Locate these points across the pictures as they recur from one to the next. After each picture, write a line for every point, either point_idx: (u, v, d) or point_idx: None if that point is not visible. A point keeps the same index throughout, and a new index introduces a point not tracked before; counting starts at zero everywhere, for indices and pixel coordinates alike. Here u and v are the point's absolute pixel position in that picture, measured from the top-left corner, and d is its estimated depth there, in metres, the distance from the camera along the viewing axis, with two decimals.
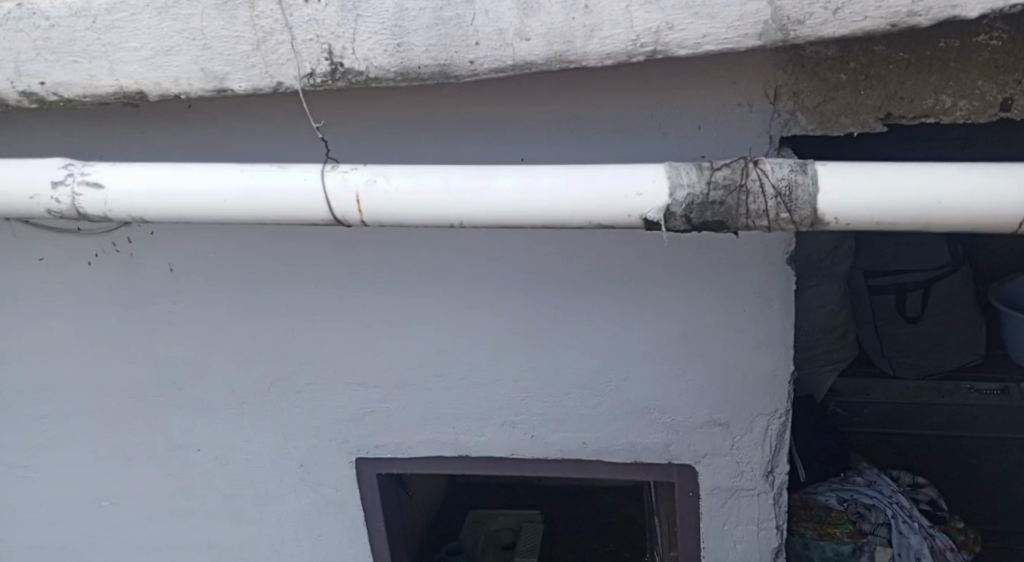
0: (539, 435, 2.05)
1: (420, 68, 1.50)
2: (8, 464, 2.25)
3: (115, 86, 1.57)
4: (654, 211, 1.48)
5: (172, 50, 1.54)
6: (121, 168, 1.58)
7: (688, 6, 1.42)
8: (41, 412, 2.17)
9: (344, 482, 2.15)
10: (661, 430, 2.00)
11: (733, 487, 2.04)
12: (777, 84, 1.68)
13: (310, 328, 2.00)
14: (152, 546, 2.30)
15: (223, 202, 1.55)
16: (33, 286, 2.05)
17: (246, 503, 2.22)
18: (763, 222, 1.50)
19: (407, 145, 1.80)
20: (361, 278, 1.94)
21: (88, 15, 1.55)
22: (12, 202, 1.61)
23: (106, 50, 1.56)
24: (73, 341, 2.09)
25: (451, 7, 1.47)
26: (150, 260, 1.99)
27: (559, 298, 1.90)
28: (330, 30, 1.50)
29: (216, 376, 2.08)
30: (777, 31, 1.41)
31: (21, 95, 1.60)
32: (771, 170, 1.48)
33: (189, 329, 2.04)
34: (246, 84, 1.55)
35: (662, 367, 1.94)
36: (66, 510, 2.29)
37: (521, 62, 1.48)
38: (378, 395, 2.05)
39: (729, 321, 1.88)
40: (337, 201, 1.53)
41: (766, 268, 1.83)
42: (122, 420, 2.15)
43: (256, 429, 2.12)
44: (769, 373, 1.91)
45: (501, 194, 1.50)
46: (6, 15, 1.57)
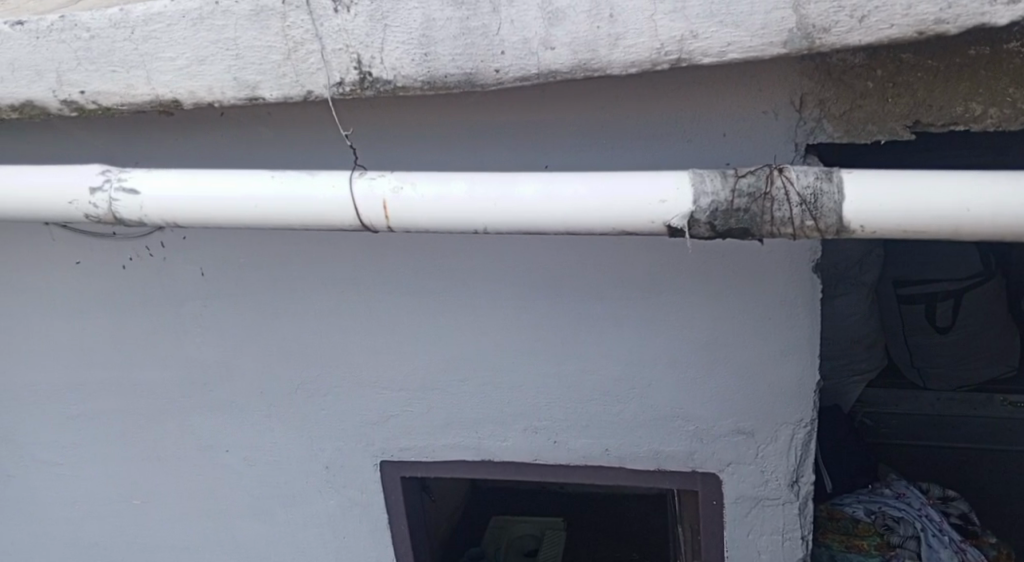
0: (561, 441, 2.06)
1: (447, 77, 1.53)
2: (43, 463, 2.29)
3: (151, 95, 1.61)
4: (677, 218, 1.49)
5: (206, 59, 1.58)
6: (156, 174, 1.62)
7: (712, 14, 1.43)
8: (76, 412, 2.22)
9: (368, 484, 2.18)
10: (685, 437, 2.01)
11: (758, 496, 2.04)
12: (803, 92, 1.69)
13: (337, 332, 2.03)
14: (181, 546, 2.34)
15: (254, 208, 1.59)
16: (68, 288, 2.09)
17: (272, 504, 2.25)
18: (788, 230, 1.51)
19: (434, 152, 1.83)
20: (388, 283, 1.97)
21: (127, 26, 1.58)
22: (52, 207, 1.65)
23: (142, 59, 1.59)
24: (107, 343, 2.13)
25: (477, 17, 1.49)
26: (183, 265, 2.03)
27: (583, 304, 1.92)
28: (359, 40, 1.53)
29: (245, 379, 2.11)
30: (802, 39, 1.42)
31: (62, 104, 1.65)
32: (796, 178, 1.49)
33: (220, 332, 2.08)
34: (277, 93, 1.58)
35: (686, 374, 1.95)
36: (97, 509, 2.33)
37: (545, 70, 1.50)
38: (403, 399, 2.07)
39: (756, 329, 1.89)
40: (364, 206, 1.56)
41: (792, 275, 1.83)
42: (154, 421, 2.19)
43: (283, 432, 2.16)
44: (796, 382, 1.92)
45: (525, 200, 1.52)
46: (49, 26, 1.61)
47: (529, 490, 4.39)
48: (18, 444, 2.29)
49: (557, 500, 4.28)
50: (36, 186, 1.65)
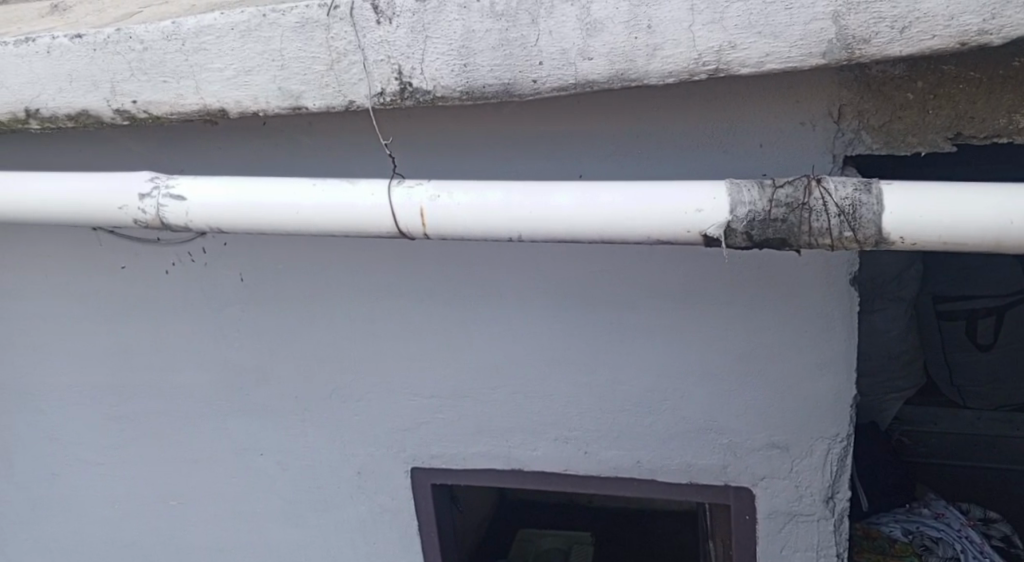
0: (593, 451, 2.07)
1: (485, 88, 1.55)
2: (84, 462, 2.35)
3: (199, 104, 1.65)
4: (714, 228, 1.50)
5: (252, 70, 1.61)
6: (202, 181, 1.66)
7: (751, 25, 1.44)
8: (118, 413, 2.27)
9: (399, 490, 2.20)
10: (718, 450, 2.01)
11: (792, 512, 2.03)
12: (841, 103, 1.69)
13: (373, 339, 2.06)
14: (216, 547, 2.38)
15: (295, 215, 1.62)
16: (113, 292, 2.14)
17: (306, 508, 2.28)
18: (825, 241, 1.51)
19: (471, 161, 1.85)
20: (424, 290, 1.99)
21: (178, 38, 1.62)
22: (101, 213, 1.70)
23: (192, 70, 1.63)
24: (149, 345, 2.17)
25: (516, 28, 1.51)
26: (224, 271, 2.07)
27: (617, 314, 1.93)
28: (400, 51, 1.56)
29: (282, 384, 2.15)
30: (842, 49, 1.43)
31: (114, 113, 1.69)
32: (834, 189, 1.50)
33: (258, 336, 2.11)
34: (320, 102, 1.61)
35: (721, 386, 1.95)
36: (135, 509, 2.38)
37: (583, 81, 1.52)
38: (436, 406, 2.09)
39: (791, 341, 1.88)
40: (402, 214, 1.59)
41: (829, 288, 1.83)
42: (192, 423, 2.23)
43: (317, 437, 2.19)
44: (832, 395, 1.91)
45: (561, 209, 1.53)
46: (105, 39, 1.65)
47: (555, 503, 4.38)
48: (61, 443, 2.34)
49: (585, 514, 4.27)
50: (86, 192, 1.69)
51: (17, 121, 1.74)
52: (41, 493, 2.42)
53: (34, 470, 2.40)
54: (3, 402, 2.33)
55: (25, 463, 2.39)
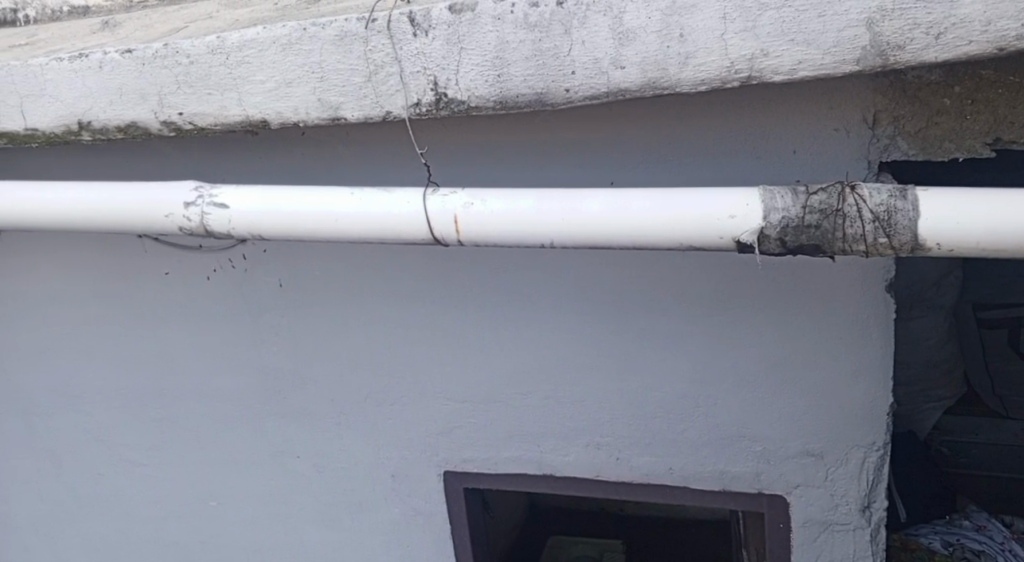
0: (625, 457, 2.08)
1: (518, 98, 1.58)
2: (129, 464, 2.40)
3: (242, 116, 1.70)
4: (747, 234, 1.51)
5: (293, 82, 1.65)
6: (244, 189, 1.70)
7: (784, 33, 1.46)
8: (161, 416, 2.32)
9: (433, 494, 2.23)
10: (752, 457, 2.01)
11: (827, 521, 2.02)
12: (876, 109, 1.70)
13: (408, 344, 2.09)
14: (253, 547, 2.42)
15: (334, 222, 1.66)
16: (156, 297, 2.20)
17: (341, 511, 2.31)
18: (860, 247, 1.52)
19: (505, 168, 1.88)
20: (459, 296, 2.02)
21: (223, 52, 1.67)
22: (148, 221, 1.75)
23: (236, 82, 1.68)
24: (191, 350, 2.23)
25: (549, 38, 1.54)
26: (263, 277, 2.11)
27: (650, 320, 1.94)
28: (436, 63, 1.59)
29: (320, 389, 2.19)
30: (876, 56, 1.44)
31: (162, 124, 1.74)
32: (869, 196, 1.50)
33: (296, 340, 2.15)
34: (358, 113, 1.65)
35: (754, 392, 1.96)
36: (175, 509, 2.43)
37: (615, 89, 1.54)
38: (471, 411, 2.12)
39: (825, 347, 1.89)
40: (436, 221, 1.62)
41: (863, 295, 1.83)
42: (232, 426, 2.28)
43: (354, 441, 2.22)
44: (867, 403, 1.91)
45: (593, 215, 1.55)
46: (153, 53, 1.70)
47: (586, 511, 4.38)
48: (107, 445, 2.40)
49: (617, 523, 4.27)
50: (134, 201, 1.74)
51: (69, 133, 1.80)
52: (86, 493, 2.48)
53: (80, 471, 2.46)
54: (50, 404, 2.39)
55: (71, 464, 2.46)
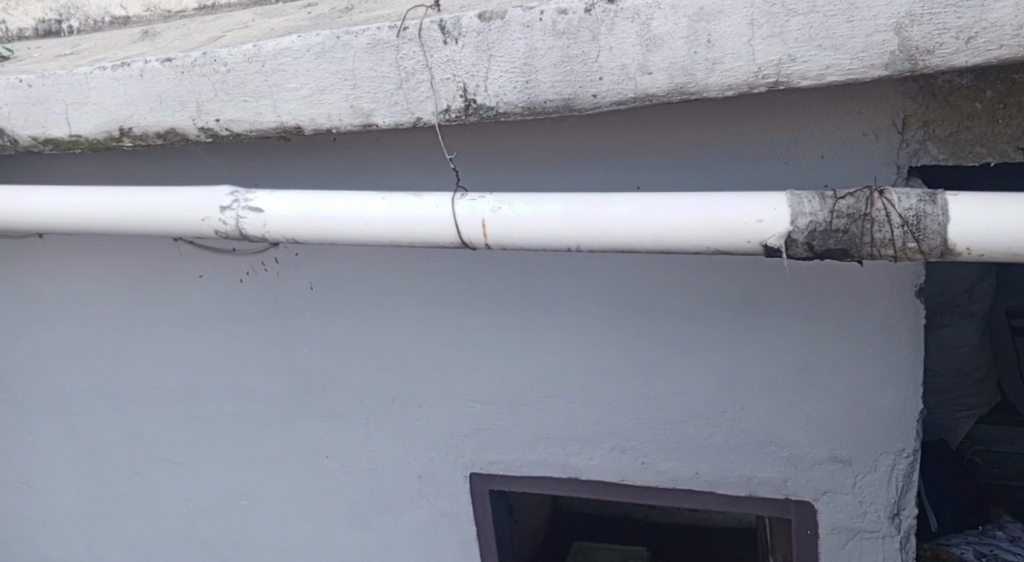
0: (651, 462, 2.10)
1: (546, 103, 1.60)
2: (163, 462, 2.45)
3: (277, 122, 1.73)
4: (775, 238, 1.52)
5: (327, 89, 1.69)
6: (278, 194, 1.74)
7: (812, 38, 1.47)
8: (195, 416, 2.36)
9: (459, 496, 2.25)
10: (779, 463, 2.02)
11: (855, 528, 2.02)
12: (905, 114, 1.70)
13: (437, 347, 2.12)
14: (281, 546, 2.45)
15: (366, 226, 1.69)
16: (191, 299, 2.24)
17: (368, 511, 2.34)
18: (888, 252, 1.52)
19: (534, 173, 1.90)
20: (488, 300, 2.04)
21: (258, 60, 1.70)
22: (185, 224, 1.79)
23: (270, 90, 1.71)
24: (224, 351, 2.27)
25: (577, 45, 1.56)
26: (294, 280, 2.15)
27: (676, 324, 1.96)
28: (466, 69, 1.61)
29: (350, 390, 2.22)
30: (905, 60, 1.44)
31: (199, 131, 1.78)
32: (898, 200, 1.51)
33: (327, 342, 2.19)
34: (390, 120, 1.68)
35: (781, 397, 1.96)
36: (207, 508, 2.47)
37: (642, 95, 1.56)
38: (498, 414, 2.14)
39: (853, 352, 1.89)
40: (464, 225, 1.64)
41: (892, 300, 1.83)
42: (264, 426, 2.32)
43: (382, 442, 2.25)
44: (896, 409, 1.91)
45: (621, 219, 1.57)
46: (192, 62, 1.74)
47: (610, 518, 4.37)
48: (142, 444, 2.45)
49: (641, 529, 4.27)
50: (172, 205, 1.78)
51: (111, 139, 1.84)
52: (121, 490, 2.53)
53: (116, 469, 2.51)
54: (88, 403, 2.45)
55: (108, 462, 2.51)
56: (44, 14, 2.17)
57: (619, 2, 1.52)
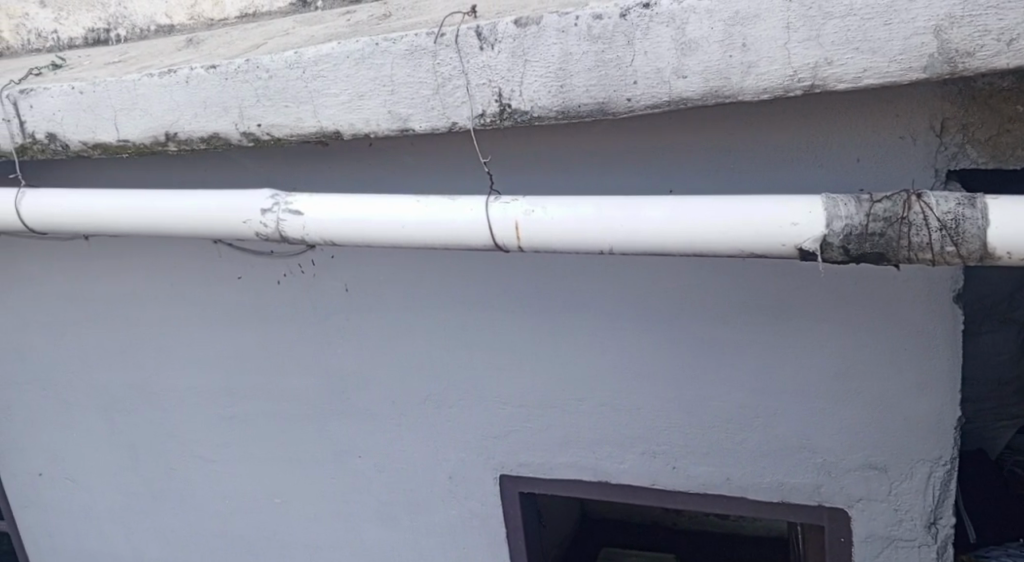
0: (682, 466, 2.10)
1: (580, 107, 1.61)
2: (201, 460, 2.50)
3: (316, 127, 1.76)
4: (810, 241, 1.52)
5: (365, 94, 1.72)
6: (316, 197, 1.77)
7: (849, 41, 1.47)
8: (232, 415, 2.40)
9: (490, 497, 2.26)
10: (812, 469, 2.01)
11: (890, 537, 2.01)
12: (944, 117, 1.69)
13: (470, 348, 2.14)
14: (314, 544, 2.48)
15: (402, 229, 1.71)
16: (229, 300, 2.28)
17: (400, 511, 2.36)
18: (926, 256, 1.52)
19: (568, 177, 1.92)
20: (521, 302, 2.06)
21: (299, 66, 1.74)
22: (227, 226, 1.82)
23: (311, 95, 1.75)
24: (261, 351, 2.31)
25: (612, 49, 1.57)
26: (330, 281, 2.18)
27: (709, 327, 1.96)
28: (501, 75, 1.63)
29: (384, 391, 2.25)
30: (944, 63, 1.44)
31: (241, 136, 1.82)
32: (936, 204, 1.51)
33: (362, 343, 2.22)
34: (426, 124, 1.70)
35: (815, 402, 1.96)
36: (242, 505, 2.51)
37: (677, 98, 1.57)
38: (530, 417, 2.16)
39: (888, 357, 1.88)
40: (498, 228, 1.66)
41: (929, 306, 1.82)
42: (299, 426, 2.35)
43: (415, 443, 2.27)
44: (933, 415, 1.89)
45: (654, 222, 1.58)
46: (236, 68, 1.78)
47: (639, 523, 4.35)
48: (181, 442, 2.49)
49: (671, 535, 4.26)
50: (215, 208, 1.82)
51: (156, 144, 1.88)
52: (160, 487, 2.58)
53: (155, 466, 2.56)
54: (130, 402, 2.50)
55: (148, 459, 2.56)
56: (94, 24, 2.22)
57: (655, 7, 1.53)
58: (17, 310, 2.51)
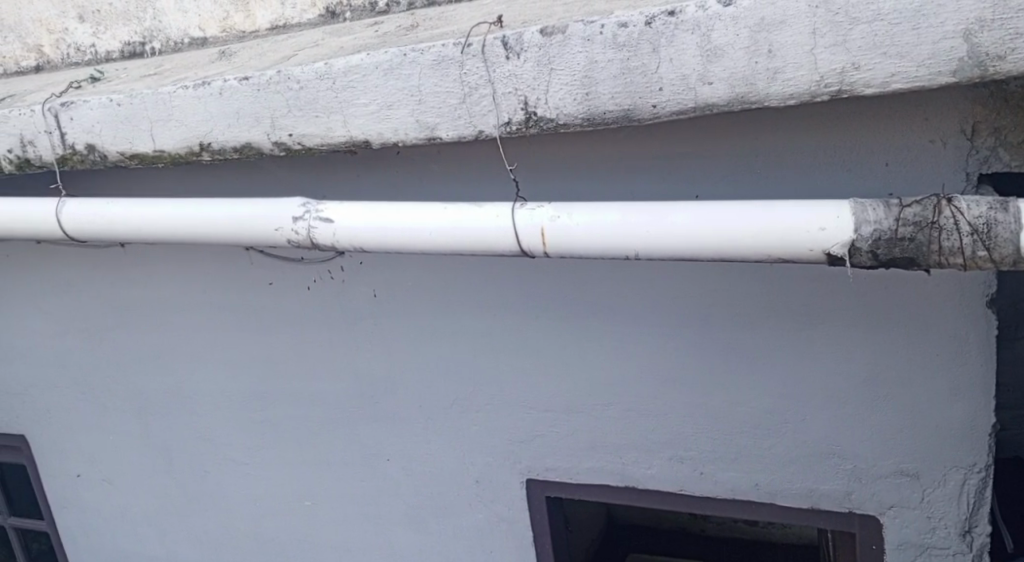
0: (709, 472, 2.10)
1: (606, 114, 1.63)
2: (233, 464, 2.53)
3: (346, 136, 1.79)
4: (838, 246, 1.53)
5: (393, 105, 1.74)
6: (346, 205, 1.80)
7: (876, 46, 1.47)
8: (263, 419, 2.44)
9: (517, 502, 2.28)
10: (842, 475, 2.01)
11: (923, 545, 1.99)
12: (976, 120, 1.68)
13: (497, 353, 2.16)
14: (343, 547, 2.51)
15: (430, 236, 1.73)
16: (260, 305, 2.32)
17: (428, 515, 2.38)
18: (957, 260, 1.51)
19: (595, 184, 1.93)
20: (548, 308, 2.08)
21: (330, 77, 1.77)
22: (259, 233, 1.86)
23: (340, 105, 1.78)
24: (291, 356, 2.34)
25: (637, 57, 1.58)
26: (359, 287, 2.21)
27: (736, 332, 1.96)
28: (527, 83, 1.65)
29: (413, 396, 2.27)
30: (974, 67, 1.44)
31: (273, 145, 1.86)
32: (967, 208, 1.50)
33: (390, 348, 2.24)
34: (453, 133, 1.73)
35: (844, 408, 1.95)
36: (272, 508, 2.54)
37: (703, 105, 1.58)
38: (557, 421, 2.17)
39: (919, 362, 1.87)
40: (525, 235, 1.68)
41: (961, 311, 1.82)
42: (329, 430, 2.38)
43: (443, 448, 2.29)
44: (967, 421, 1.88)
45: (680, 228, 1.59)
46: (268, 80, 1.81)
47: (667, 530, 4.34)
48: (214, 445, 2.53)
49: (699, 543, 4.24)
50: (247, 215, 1.86)
51: (191, 153, 1.92)
52: (193, 490, 2.62)
53: (189, 469, 2.60)
54: (165, 406, 2.55)
55: (181, 461, 2.60)
56: (130, 37, 2.27)
57: (679, 15, 1.54)
58: (57, 316, 2.57)
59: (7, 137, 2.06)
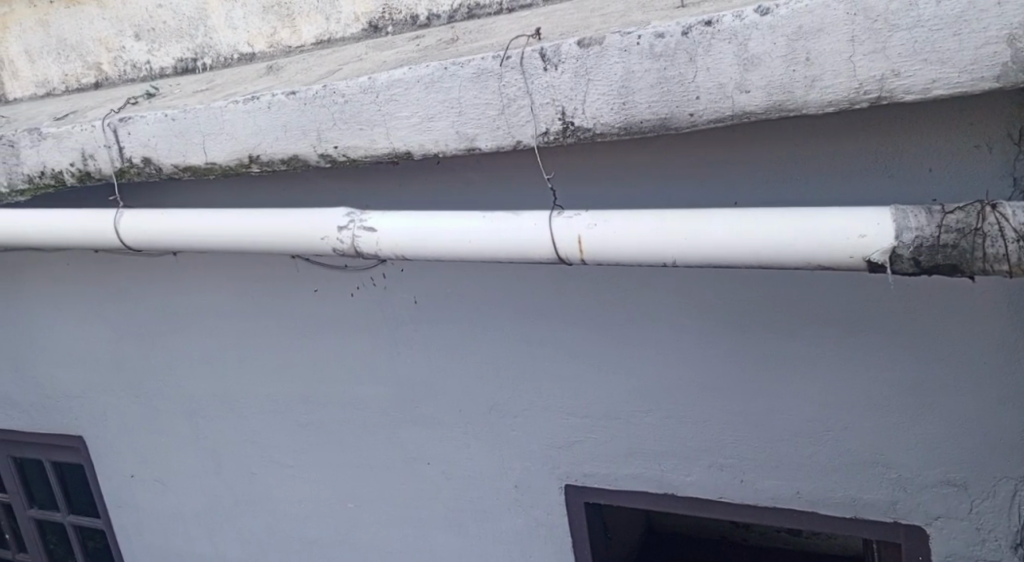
0: (749, 480, 2.11)
1: (643, 123, 1.66)
2: (279, 467, 2.59)
3: (389, 148, 1.84)
4: (878, 253, 1.53)
5: (434, 117, 1.79)
6: (389, 215, 1.85)
7: (916, 53, 1.48)
8: (309, 424, 2.50)
9: (557, 508, 2.30)
10: (886, 484, 2.00)
11: (971, 556, 1.98)
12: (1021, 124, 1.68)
13: (537, 359, 2.19)
14: (386, 551, 2.55)
15: (472, 244, 1.77)
16: (306, 311, 2.37)
17: (469, 520, 2.41)
18: (1002, 266, 1.51)
19: (633, 192, 1.95)
20: (588, 315, 2.11)
21: (374, 90, 1.81)
22: (306, 242, 1.91)
23: (384, 118, 1.82)
24: (337, 361, 2.39)
25: (674, 67, 1.60)
26: (402, 294, 2.26)
27: (776, 339, 1.97)
28: (565, 94, 1.68)
29: (455, 402, 2.30)
30: (1018, 72, 1.44)
31: (319, 157, 1.91)
32: (1012, 215, 1.51)
33: (432, 354, 2.28)
34: (492, 143, 1.77)
35: (888, 416, 1.95)
36: (317, 512, 2.59)
37: (740, 113, 1.59)
38: (599, 428, 2.19)
39: (965, 371, 1.86)
40: (564, 243, 1.71)
41: (1009, 320, 1.81)
42: (374, 436, 2.43)
43: (484, 453, 2.32)
44: (1015, 432, 1.87)
45: (716, 235, 1.60)
46: (314, 94, 1.87)
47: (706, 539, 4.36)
48: (261, 449, 2.59)
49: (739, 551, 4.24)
50: (293, 225, 1.91)
51: (241, 166, 1.99)
52: (241, 493, 2.69)
53: (237, 472, 2.67)
54: (214, 410, 2.62)
55: (229, 464, 2.67)
56: (182, 54, 2.35)
57: (716, 24, 1.56)
58: (111, 321, 2.66)
59: (68, 151, 2.14)
